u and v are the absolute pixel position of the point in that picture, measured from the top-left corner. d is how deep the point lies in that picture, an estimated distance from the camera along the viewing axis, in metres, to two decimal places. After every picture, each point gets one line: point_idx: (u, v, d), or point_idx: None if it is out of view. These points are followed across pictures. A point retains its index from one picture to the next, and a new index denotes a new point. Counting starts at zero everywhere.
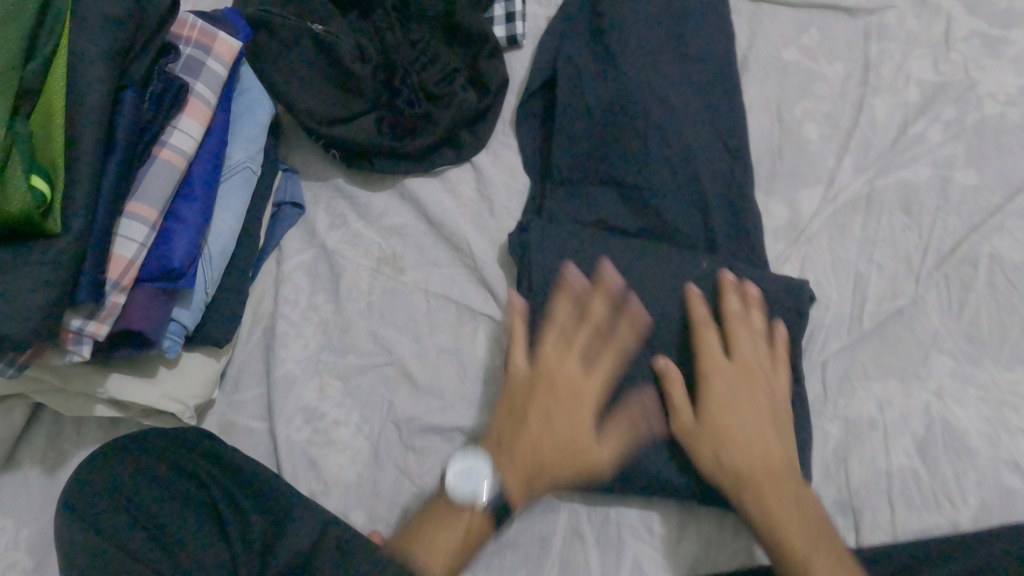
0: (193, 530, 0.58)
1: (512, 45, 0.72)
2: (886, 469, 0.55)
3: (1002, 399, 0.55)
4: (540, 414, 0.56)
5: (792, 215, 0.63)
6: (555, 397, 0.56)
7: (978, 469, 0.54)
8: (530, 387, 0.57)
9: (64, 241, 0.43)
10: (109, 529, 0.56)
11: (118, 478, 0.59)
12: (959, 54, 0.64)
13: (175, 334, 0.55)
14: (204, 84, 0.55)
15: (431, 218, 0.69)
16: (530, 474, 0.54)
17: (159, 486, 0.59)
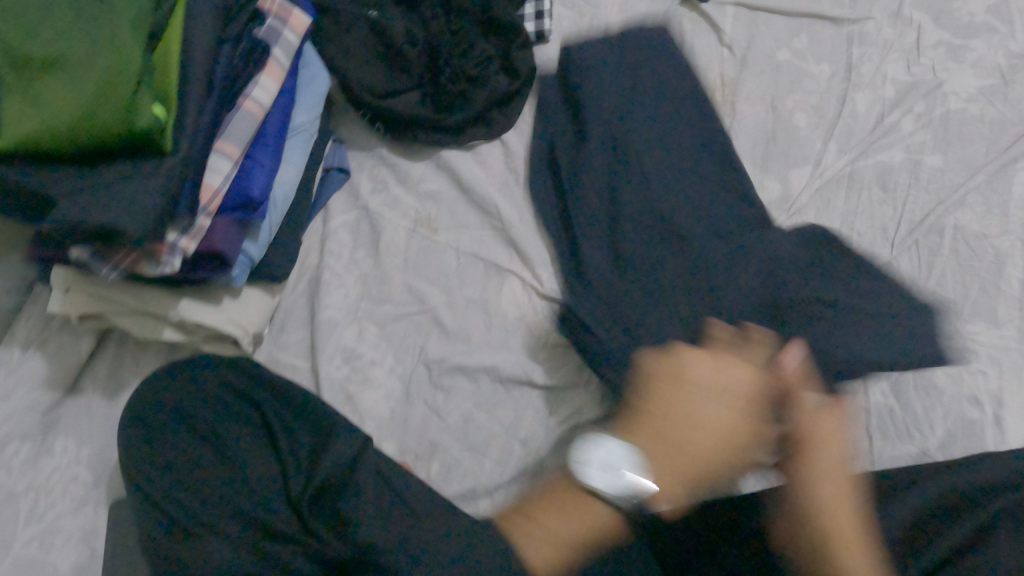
0: (249, 450, 0.61)
1: (540, 39, 0.81)
2: (864, 405, 0.63)
3: (964, 346, 0.64)
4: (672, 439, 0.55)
5: (784, 189, 0.72)
6: (678, 423, 0.56)
7: (943, 404, 0.62)
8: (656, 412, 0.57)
9: (172, 160, 0.51)
10: (173, 445, 0.60)
11: (179, 395, 0.63)
12: (928, 58, 0.75)
13: (243, 264, 0.62)
14: (281, 50, 0.64)
15: (464, 185, 0.77)
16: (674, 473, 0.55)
17: (212, 403, 0.63)
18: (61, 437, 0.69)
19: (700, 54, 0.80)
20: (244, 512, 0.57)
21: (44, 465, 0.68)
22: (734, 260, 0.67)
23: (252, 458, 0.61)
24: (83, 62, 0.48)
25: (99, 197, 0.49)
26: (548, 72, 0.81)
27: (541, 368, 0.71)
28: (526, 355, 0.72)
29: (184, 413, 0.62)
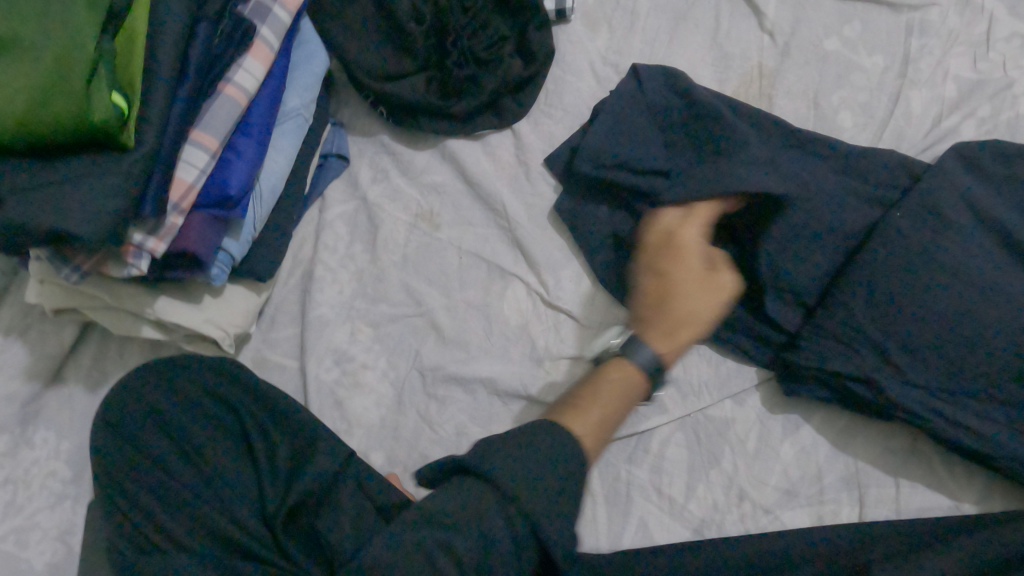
0: (231, 465, 0.56)
1: (559, 18, 0.74)
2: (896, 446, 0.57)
3: None
4: (664, 302, 0.58)
5: None
6: (682, 287, 0.58)
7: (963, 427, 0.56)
8: (659, 285, 0.59)
9: (135, 158, 0.46)
10: (147, 459, 0.54)
11: (159, 398, 0.57)
12: (998, 53, 0.66)
13: (223, 263, 0.58)
14: (270, 29, 0.58)
15: (469, 178, 0.72)
16: (672, 333, 0.57)
17: (191, 406, 0.58)
18: (42, 429, 0.67)
19: (737, 40, 0.72)
20: (217, 530, 0.52)
21: (24, 458, 0.66)
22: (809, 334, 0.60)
23: (233, 471, 0.55)
24: (36, 48, 0.44)
25: (52, 198, 0.44)
26: (567, 55, 0.74)
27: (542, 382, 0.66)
28: (527, 367, 0.67)
29: (167, 426, 0.56)
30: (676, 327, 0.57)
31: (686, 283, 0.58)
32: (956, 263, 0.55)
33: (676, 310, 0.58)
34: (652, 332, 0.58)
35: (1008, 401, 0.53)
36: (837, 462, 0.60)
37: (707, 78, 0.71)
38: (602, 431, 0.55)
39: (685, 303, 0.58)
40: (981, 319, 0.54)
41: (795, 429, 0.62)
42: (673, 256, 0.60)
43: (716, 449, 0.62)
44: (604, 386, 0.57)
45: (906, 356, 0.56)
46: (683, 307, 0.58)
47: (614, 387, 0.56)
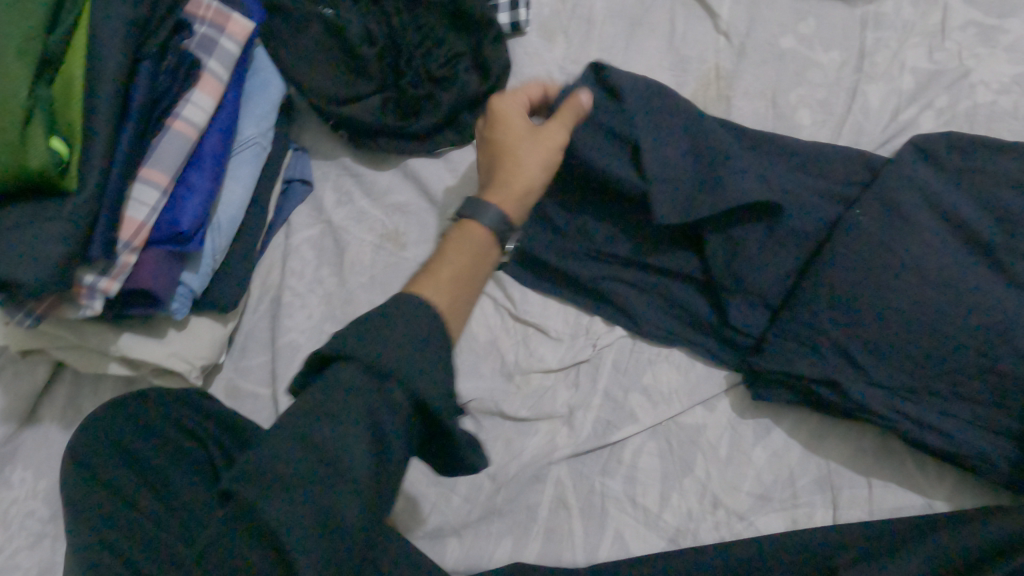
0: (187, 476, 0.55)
1: (515, 32, 0.74)
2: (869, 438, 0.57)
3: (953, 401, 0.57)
4: (509, 174, 0.57)
5: None
6: (527, 157, 0.58)
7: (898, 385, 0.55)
8: (497, 152, 0.59)
9: (77, 202, 0.46)
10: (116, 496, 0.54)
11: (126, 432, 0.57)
12: (954, 43, 0.65)
13: (183, 297, 0.58)
14: (217, 61, 0.58)
15: (432, 196, 0.72)
16: (521, 198, 0.57)
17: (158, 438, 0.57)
18: (19, 468, 0.67)
19: (694, 43, 0.71)
20: None
21: (3, 498, 0.66)
22: (777, 340, 0.59)
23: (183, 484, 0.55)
24: None
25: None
26: (524, 68, 0.73)
27: (513, 398, 0.66)
28: (498, 382, 0.67)
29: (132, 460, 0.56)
30: (523, 198, 0.57)
31: (536, 155, 0.58)
32: (915, 259, 0.54)
33: (519, 182, 0.57)
34: (501, 194, 0.56)
35: (974, 399, 0.53)
36: (810, 464, 0.60)
37: (664, 83, 0.70)
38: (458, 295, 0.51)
39: (528, 173, 0.57)
40: (944, 313, 0.53)
41: (766, 433, 0.61)
42: (525, 134, 0.59)
43: (689, 457, 0.62)
44: (449, 244, 0.54)
45: (869, 355, 0.55)
46: (528, 181, 0.57)
47: (472, 249, 0.53)
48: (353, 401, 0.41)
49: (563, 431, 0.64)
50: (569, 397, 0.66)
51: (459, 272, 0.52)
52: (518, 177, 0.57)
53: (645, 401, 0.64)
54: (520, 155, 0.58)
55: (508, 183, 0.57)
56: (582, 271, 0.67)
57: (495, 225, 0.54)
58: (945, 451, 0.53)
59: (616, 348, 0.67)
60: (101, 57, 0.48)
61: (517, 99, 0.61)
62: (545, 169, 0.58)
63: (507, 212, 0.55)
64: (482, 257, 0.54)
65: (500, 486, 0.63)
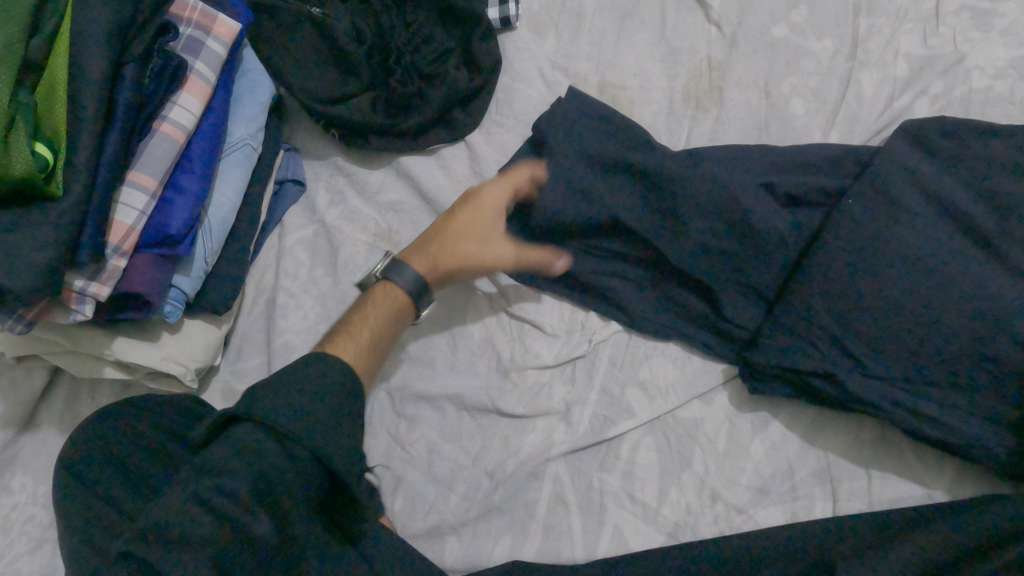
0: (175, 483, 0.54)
1: (505, 27, 0.74)
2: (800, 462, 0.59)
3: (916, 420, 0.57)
4: (438, 244, 0.61)
5: None
6: (461, 238, 0.61)
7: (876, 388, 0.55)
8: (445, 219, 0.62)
9: (63, 207, 0.46)
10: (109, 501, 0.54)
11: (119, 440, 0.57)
12: (948, 28, 0.64)
13: (176, 300, 0.58)
14: (204, 63, 0.58)
15: (425, 194, 0.71)
16: (435, 268, 0.61)
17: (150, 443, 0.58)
18: (18, 474, 0.67)
19: (685, 34, 0.71)
20: None
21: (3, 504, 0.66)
22: (773, 333, 0.59)
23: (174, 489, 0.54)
24: None
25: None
26: (515, 63, 0.73)
27: (509, 395, 0.66)
28: (494, 380, 0.67)
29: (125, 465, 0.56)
30: (433, 268, 0.60)
31: (468, 239, 0.61)
32: (909, 246, 0.54)
33: (447, 258, 0.60)
34: (420, 256, 0.61)
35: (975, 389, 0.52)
36: (809, 456, 0.59)
37: (656, 75, 0.70)
38: (375, 344, 0.58)
39: (450, 243, 0.61)
40: (940, 300, 0.52)
41: (764, 425, 0.61)
42: (474, 213, 0.62)
43: (686, 451, 0.61)
44: (374, 298, 0.60)
45: (865, 345, 0.55)
46: (451, 252, 0.60)
47: (395, 305, 0.59)
48: (244, 461, 0.45)
49: (559, 427, 0.64)
50: (565, 393, 0.65)
51: (372, 334, 0.58)
52: (446, 247, 0.61)
53: (642, 395, 0.64)
54: (462, 226, 0.61)
55: (437, 250, 0.61)
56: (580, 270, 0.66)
57: (406, 283, 0.59)
58: (949, 442, 0.53)
59: (612, 343, 0.66)
60: (83, 59, 0.48)
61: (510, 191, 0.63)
62: (484, 244, 0.61)
63: (421, 275, 0.60)
64: (396, 319, 0.60)
65: (497, 484, 0.63)
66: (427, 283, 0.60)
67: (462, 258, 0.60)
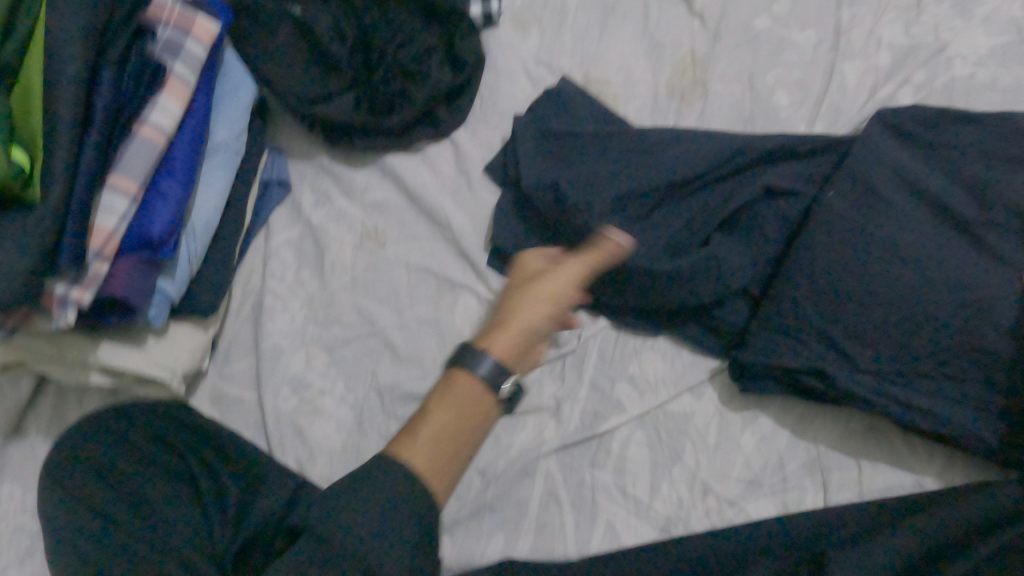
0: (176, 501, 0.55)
1: (488, 24, 0.73)
2: None
3: None
4: (511, 309, 0.55)
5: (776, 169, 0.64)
6: (520, 314, 0.55)
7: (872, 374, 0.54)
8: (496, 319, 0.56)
9: (42, 212, 0.46)
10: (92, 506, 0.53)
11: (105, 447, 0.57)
12: (930, 17, 0.64)
13: (160, 304, 0.58)
14: (183, 65, 0.57)
15: (411, 193, 0.71)
16: (515, 346, 0.54)
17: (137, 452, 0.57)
18: (6, 483, 0.67)
19: (668, 27, 0.71)
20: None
21: None
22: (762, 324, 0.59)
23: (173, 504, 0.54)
24: None
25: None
26: (499, 61, 0.73)
27: None
28: None
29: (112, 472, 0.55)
30: (511, 344, 0.53)
31: (545, 289, 0.56)
32: (893, 237, 0.54)
33: (515, 321, 0.55)
34: (511, 357, 0.54)
35: (961, 378, 0.52)
36: (798, 448, 0.59)
37: (640, 70, 0.70)
38: (445, 451, 0.49)
39: (531, 318, 0.55)
40: (929, 291, 0.52)
41: (754, 417, 0.61)
42: (522, 287, 0.58)
43: (677, 445, 0.61)
44: (433, 407, 0.51)
45: (851, 334, 0.55)
46: (515, 313, 0.55)
47: (469, 402, 0.51)
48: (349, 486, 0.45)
49: (550, 424, 0.64)
50: (556, 390, 0.65)
51: (439, 432, 0.49)
52: (516, 312, 0.55)
53: (632, 390, 0.64)
54: (536, 292, 0.57)
55: (496, 329, 0.55)
56: None
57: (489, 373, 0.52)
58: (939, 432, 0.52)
59: (601, 339, 0.66)
60: (60, 63, 0.47)
61: (541, 256, 0.62)
62: (555, 287, 0.57)
63: (502, 359, 0.53)
64: (477, 420, 0.52)
65: (489, 482, 0.63)
66: (509, 364, 0.53)
67: (514, 323, 0.54)
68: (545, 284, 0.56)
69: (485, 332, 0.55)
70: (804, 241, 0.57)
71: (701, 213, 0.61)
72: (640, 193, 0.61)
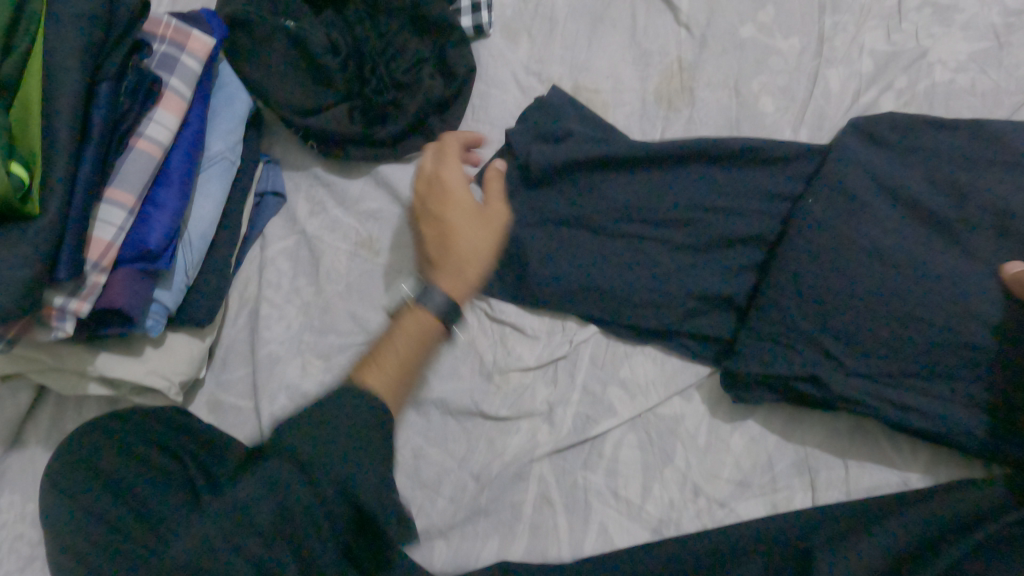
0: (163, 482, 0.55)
1: (478, 34, 0.74)
2: None
3: None
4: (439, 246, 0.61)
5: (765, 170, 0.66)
6: (454, 219, 0.61)
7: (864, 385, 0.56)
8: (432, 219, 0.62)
9: (41, 225, 0.47)
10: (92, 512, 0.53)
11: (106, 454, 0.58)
12: (911, 23, 0.65)
13: (157, 314, 0.58)
14: (178, 79, 0.58)
15: (404, 201, 0.72)
16: (459, 274, 0.60)
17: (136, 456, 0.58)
18: (7, 492, 0.67)
19: (655, 36, 0.72)
20: None
21: None
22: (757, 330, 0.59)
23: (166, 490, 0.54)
24: None
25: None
26: (489, 70, 0.74)
27: (493, 397, 0.66)
28: (478, 383, 0.67)
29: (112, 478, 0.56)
30: (458, 269, 0.60)
31: (466, 215, 0.61)
32: (874, 239, 0.55)
33: (466, 266, 0.60)
34: (444, 273, 0.60)
35: (952, 377, 0.53)
36: (787, 449, 0.60)
37: (628, 78, 0.71)
38: (409, 371, 0.59)
39: (465, 242, 0.61)
40: (916, 291, 0.53)
41: (743, 419, 0.62)
42: (458, 206, 0.61)
43: (668, 447, 0.62)
44: (398, 330, 0.59)
45: (845, 340, 0.55)
46: (470, 254, 0.60)
47: (416, 330, 0.59)
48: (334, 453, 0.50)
49: (543, 428, 0.65)
50: (549, 394, 0.66)
51: (405, 360, 0.59)
52: (455, 235, 0.61)
53: (623, 394, 0.65)
54: (451, 211, 0.61)
55: (450, 255, 0.61)
56: (553, 274, 0.66)
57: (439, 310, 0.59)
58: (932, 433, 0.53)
59: (592, 344, 0.67)
60: (57, 80, 0.48)
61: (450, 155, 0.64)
62: (489, 219, 0.62)
63: (452, 295, 0.60)
64: (429, 342, 0.60)
65: (483, 486, 0.64)
66: (455, 300, 0.60)
67: (467, 252, 0.60)
68: (473, 208, 0.62)
69: (432, 250, 0.62)
70: (790, 242, 0.58)
71: (693, 230, 0.64)
72: (640, 219, 0.65)
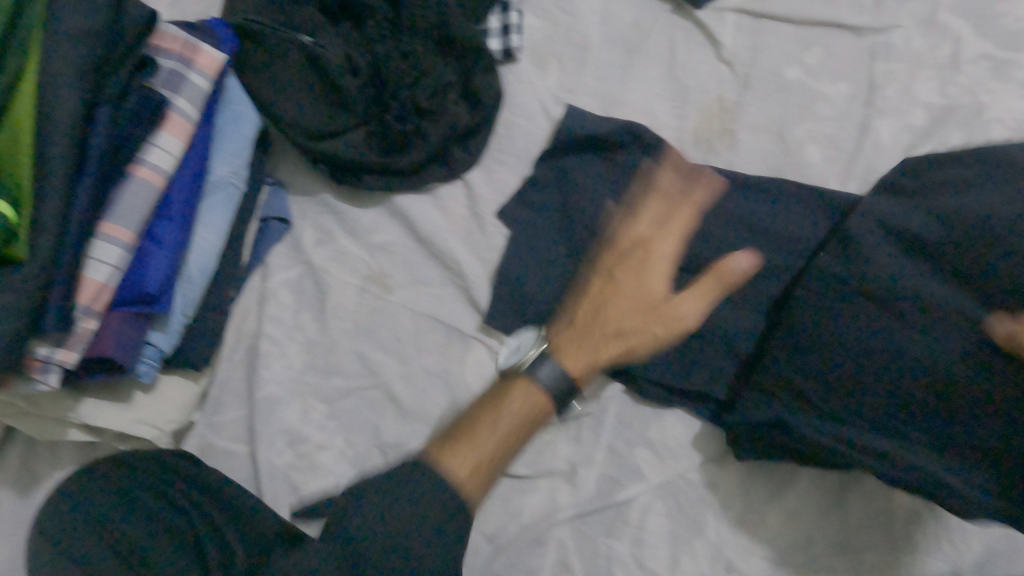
0: (165, 549, 0.50)
1: (507, 58, 0.69)
2: None
3: None
4: (466, 436, 0.55)
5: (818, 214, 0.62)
6: (489, 426, 0.55)
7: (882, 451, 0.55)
8: (454, 436, 0.56)
9: (29, 271, 0.41)
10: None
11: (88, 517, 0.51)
12: (967, 76, 0.62)
13: (151, 358, 0.53)
14: (185, 100, 0.53)
15: (420, 236, 0.67)
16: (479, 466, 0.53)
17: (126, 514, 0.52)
18: None
19: (694, 71, 0.68)
20: None
21: None
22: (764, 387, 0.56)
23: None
24: None
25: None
26: (517, 97, 0.69)
27: None
28: None
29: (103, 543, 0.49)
30: (476, 474, 0.53)
31: (514, 421, 0.56)
32: (871, 269, 0.52)
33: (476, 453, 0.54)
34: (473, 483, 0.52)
35: (976, 445, 0.47)
36: (827, 526, 0.57)
37: (665, 115, 0.67)
38: (499, 452, 0.55)
39: (459, 463, 0.53)
40: (915, 341, 0.49)
41: (781, 493, 0.58)
42: (509, 409, 0.56)
43: (699, 516, 0.58)
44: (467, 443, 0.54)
45: (843, 388, 0.51)
46: (497, 446, 0.54)
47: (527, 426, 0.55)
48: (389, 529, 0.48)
49: (564, 488, 0.61)
50: (572, 452, 0.62)
51: (509, 433, 0.55)
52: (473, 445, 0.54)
53: (652, 459, 0.60)
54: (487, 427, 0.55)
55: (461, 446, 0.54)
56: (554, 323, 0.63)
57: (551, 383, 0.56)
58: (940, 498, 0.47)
59: (619, 401, 0.63)
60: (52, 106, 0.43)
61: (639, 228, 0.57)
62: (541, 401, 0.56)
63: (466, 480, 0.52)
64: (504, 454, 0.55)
65: (498, 550, 0.60)
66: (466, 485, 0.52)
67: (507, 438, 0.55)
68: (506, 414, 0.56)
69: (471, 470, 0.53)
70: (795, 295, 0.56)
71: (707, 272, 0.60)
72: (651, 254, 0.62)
